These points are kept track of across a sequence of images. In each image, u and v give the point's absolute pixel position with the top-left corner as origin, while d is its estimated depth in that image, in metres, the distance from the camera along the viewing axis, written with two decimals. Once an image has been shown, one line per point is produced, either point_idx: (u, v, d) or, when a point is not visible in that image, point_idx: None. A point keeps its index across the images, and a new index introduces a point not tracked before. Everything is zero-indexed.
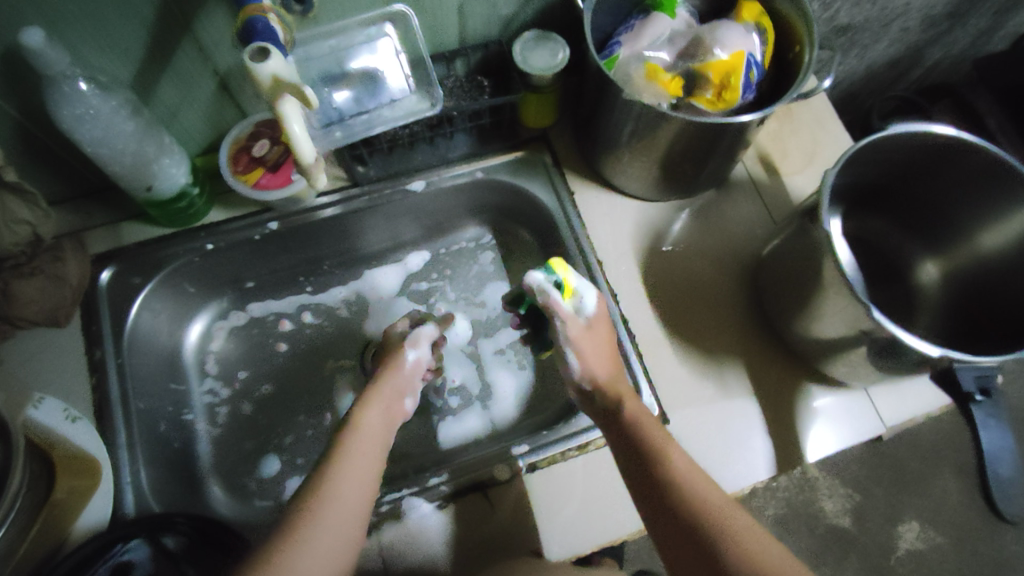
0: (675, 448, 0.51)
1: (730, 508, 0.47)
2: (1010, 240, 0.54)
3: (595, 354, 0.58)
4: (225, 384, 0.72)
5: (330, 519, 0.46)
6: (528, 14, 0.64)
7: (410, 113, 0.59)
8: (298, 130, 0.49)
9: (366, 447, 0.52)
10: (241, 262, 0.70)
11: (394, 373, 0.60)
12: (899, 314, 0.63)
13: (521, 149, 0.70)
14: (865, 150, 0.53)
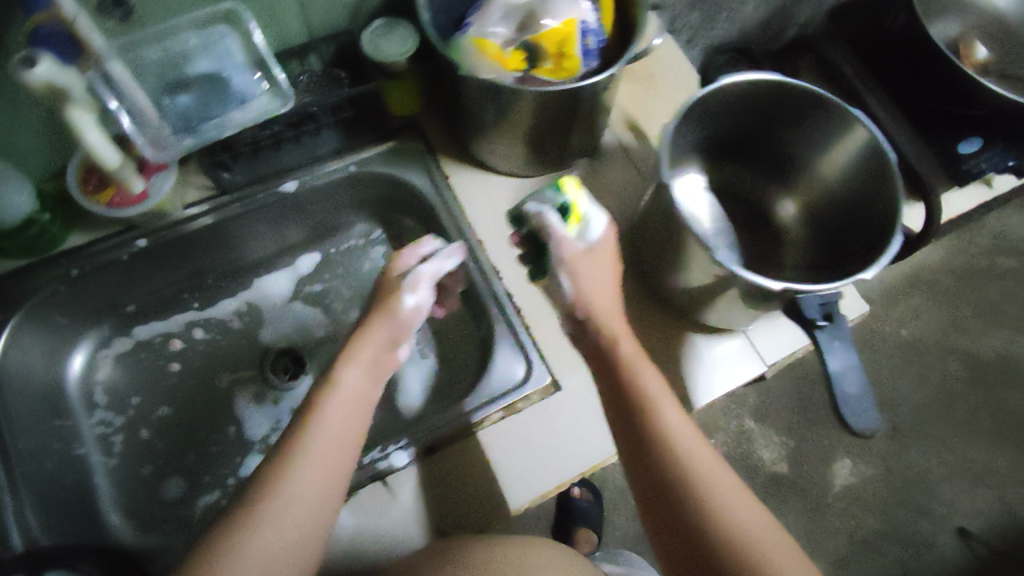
0: (662, 400, 0.52)
1: (706, 461, 0.51)
2: (848, 165, 0.58)
3: (593, 286, 0.57)
4: (118, 413, 0.70)
5: (293, 499, 0.47)
6: (373, 2, 0.64)
7: (262, 113, 0.59)
8: (93, 137, 0.53)
9: (339, 413, 0.51)
10: (114, 286, 0.68)
11: (385, 320, 0.57)
12: (770, 255, 0.66)
13: (391, 140, 0.71)
14: (700, 101, 0.56)
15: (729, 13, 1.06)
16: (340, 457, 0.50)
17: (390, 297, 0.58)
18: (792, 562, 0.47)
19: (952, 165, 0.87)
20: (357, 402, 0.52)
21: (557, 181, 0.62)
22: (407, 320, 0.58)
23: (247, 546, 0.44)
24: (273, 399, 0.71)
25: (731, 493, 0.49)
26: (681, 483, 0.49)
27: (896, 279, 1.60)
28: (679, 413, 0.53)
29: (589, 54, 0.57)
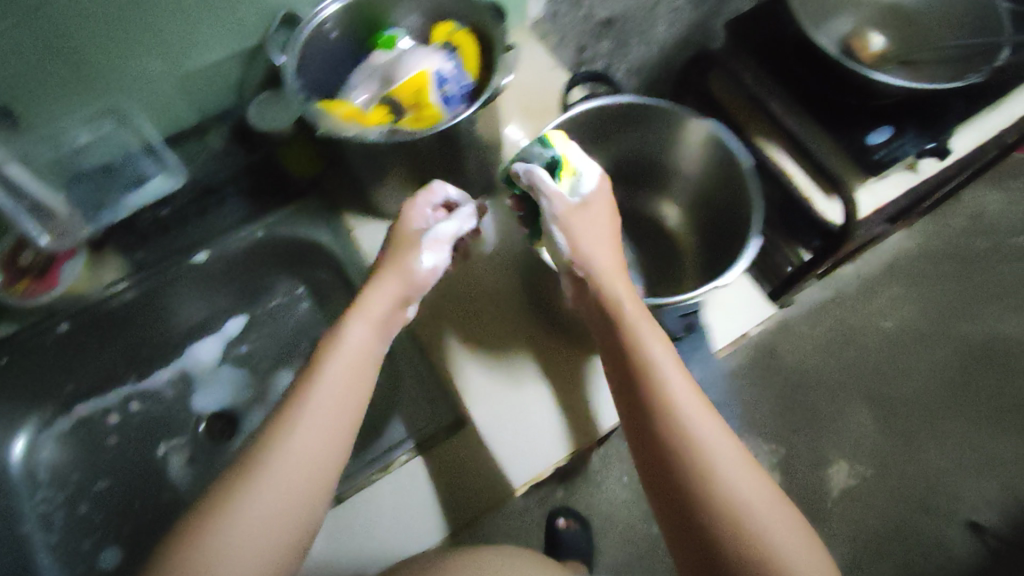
0: (664, 357, 0.53)
1: (709, 423, 0.51)
2: (697, 162, 0.65)
3: (591, 241, 0.59)
4: (58, 489, 0.71)
5: (294, 458, 0.48)
6: (256, 78, 0.70)
7: (159, 192, 0.68)
8: None
9: (346, 374, 0.53)
10: (49, 369, 0.71)
11: (396, 272, 0.58)
12: (673, 263, 0.71)
13: (295, 202, 0.75)
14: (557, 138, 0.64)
15: (640, 36, 1.10)
16: (346, 416, 0.52)
17: (404, 251, 0.59)
18: (781, 526, 0.49)
19: (863, 158, 0.88)
20: (363, 363, 0.54)
21: (542, 135, 0.62)
22: (421, 275, 0.59)
23: (239, 506, 0.46)
24: (206, 461, 0.73)
25: (732, 455, 0.50)
26: (682, 445, 0.50)
27: (872, 270, 1.58)
28: (683, 375, 0.53)
29: (448, 100, 0.61)
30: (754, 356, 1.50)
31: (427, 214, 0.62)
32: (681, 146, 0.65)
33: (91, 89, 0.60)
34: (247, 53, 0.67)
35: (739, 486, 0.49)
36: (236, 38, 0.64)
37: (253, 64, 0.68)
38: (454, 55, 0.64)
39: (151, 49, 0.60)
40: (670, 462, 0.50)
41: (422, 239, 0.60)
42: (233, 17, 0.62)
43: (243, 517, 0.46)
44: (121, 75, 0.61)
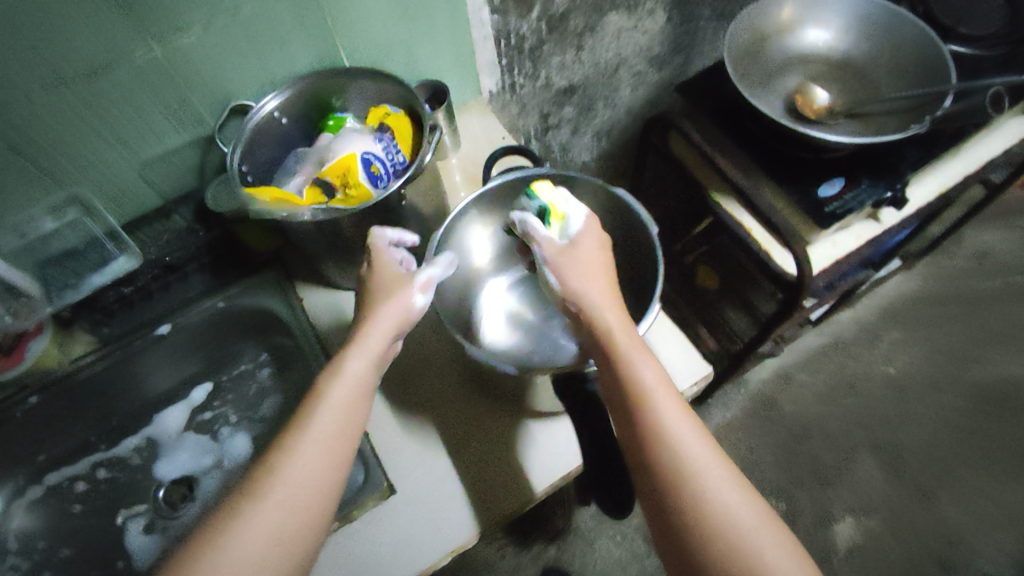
0: (655, 383, 0.53)
1: (702, 449, 0.50)
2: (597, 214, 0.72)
3: (581, 275, 0.60)
4: (24, 558, 0.73)
5: (282, 499, 0.48)
6: (214, 162, 0.75)
7: (118, 273, 0.74)
8: None
9: (341, 408, 0.53)
10: (21, 441, 0.74)
11: (392, 305, 0.58)
12: None
13: (254, 274, 0.79)
14: (471, 209, 0.71)
15: (605, 98, 1.14)
16: (339, 451, 0.51)
17: (397, 288, 0.59)
18: (784, 555, 0.47)
19: (817, 209, 0.87)
20: (355, 400, 0.53)
21: (529, 188, 0.67)
22: (415, 311, 0.59)
23: (224, 549, 0.45)
24: (161, 528, 0.75)
25: (727, 481, 0.49)
26: (674, 474, 0.49)
27: (871, 315, 1.54)
28: (674, 401, 0.53)
29: (377, 179, 0.66)
30: (753, 408, 1.45)
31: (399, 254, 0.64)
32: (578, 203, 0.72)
33: (54, 182, 0.67)
34: (203, 141, 0.72)
35: (736, 515, 0.48)
36: (191, 129, 0.70)
37: (210, 150, 0.74)
38: (386, 136, 0.68)
39: (110, 143, 0.66)
40: (662, 492, 0.49)
41: (414, 282, 0.60)
42: (186, 111, 0.68)
43: (230, 558, 0.45)
44: (84, 168, 0.67)
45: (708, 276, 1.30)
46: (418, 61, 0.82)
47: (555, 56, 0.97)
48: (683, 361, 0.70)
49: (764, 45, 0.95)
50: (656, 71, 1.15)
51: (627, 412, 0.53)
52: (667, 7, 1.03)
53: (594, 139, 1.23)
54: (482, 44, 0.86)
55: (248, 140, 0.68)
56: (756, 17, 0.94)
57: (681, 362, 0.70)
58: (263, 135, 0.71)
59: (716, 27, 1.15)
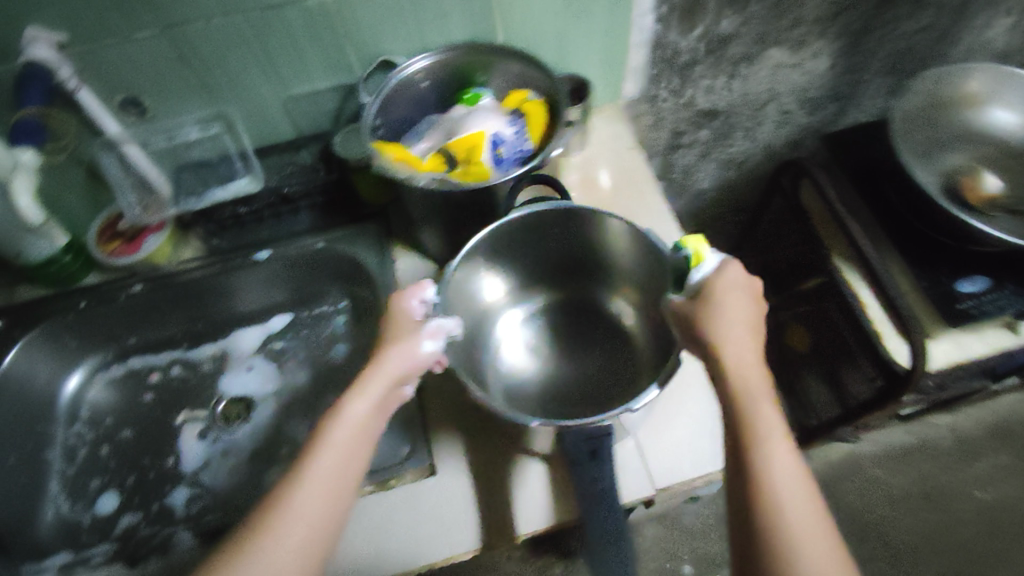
0: (773, 442, 0.48)
1: (810, 526, 0.45)
2: (629, 246, 0.67)
3: (727, 319, 0.53)
4: (90, 428, 0.78)
5: (280, 533, 0.48)
6: (351, 110, 0.77)
7: (240, 193, 0.78)
8: (25, 200, 0.65)
9: (339, 450, 0.52)
10: (116, 321, 0.80)
11: (399, 351, 0.56)
12: (619, 345, 0.73)
13: (355, 223, 0.79)
14: (501, 235, 0.66)
15: (744, 131, 1.08)
16: (334, 494, 0.50)
17: (405, 335, 0.57)
18: None
19: (946, 303, 0.80)
20: (354, 437, 0.52)
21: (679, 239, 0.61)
22: (422, 358, 0.56)
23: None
24: (212, 438, 0.78)
25: (831, 562, 0.44)
26: (774, 534, 0.45)
27: (975, 429, 1.38)
28: (793, 465, 0.48)
29: (501, 162, 0.65)
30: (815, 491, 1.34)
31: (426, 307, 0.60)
32: (604, 233, 0.68)
33: (204, 99, 0.71)
34: (345, 88, 0.74)
35: None
36: (337, 75, 0.72)
37: (350, 97, 0.75)
38: (519, 121, 0.67)
39: (263, 73, 0.69)
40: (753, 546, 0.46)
41: (421, 328, 0.57)
42: (338, 58, 0.70)
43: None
44: (235, 91, 0.70)
45: (799, 339, 1.21)
46: (568, 54, 0.80)
47: (705, 79, 0.93)
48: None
49: (936, 115, 0.87)
50: (805, 115, 1.08)
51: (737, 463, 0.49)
52: (834, 53, 0.96)
53: (720, 170, 1.17)
54: (636, 51, 0.83)
55: (388, 96, 0.69)
56: (937, 83, 0.85)
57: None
58: (403, 95, 0.72)
59: (884, 84, 1.06)
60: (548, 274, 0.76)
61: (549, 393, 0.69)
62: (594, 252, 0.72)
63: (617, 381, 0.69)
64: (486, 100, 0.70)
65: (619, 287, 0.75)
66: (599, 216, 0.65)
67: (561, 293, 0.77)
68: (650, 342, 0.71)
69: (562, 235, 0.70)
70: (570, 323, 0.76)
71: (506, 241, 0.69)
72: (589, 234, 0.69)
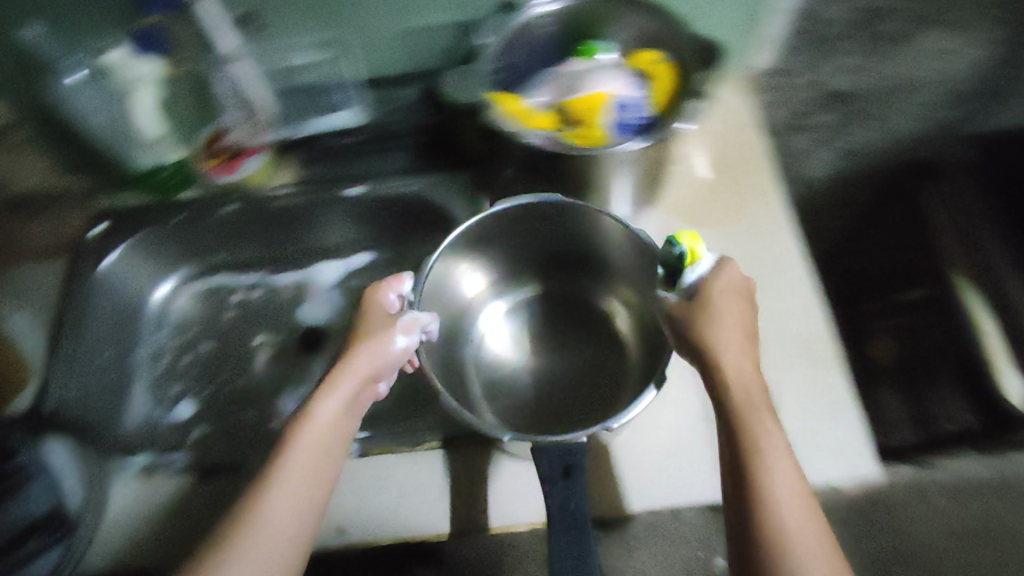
0: (775, 458, 0.46)
1: (819, 549, 0.43)
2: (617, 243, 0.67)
3: (727, 327, 0.53)
4: (174, 336, 0.82)
5: (258, 549, 0.47)
6: (463, 50, 0.73)
7: (345, 125, 0.76)
8: (143, 110, 0.70)
9: (310, 451, 0.51)
10: (208, 237, 0.81)
11: (371, 349, 0.55)
12: (602, 345, 0.73)
13: (450, 168, 0.75)
14: (487, 226, 0.66)
15: None
16: (305, 493, 0.50)
17: (377, 331, 0.56)
18: None
19: None
20: (329, 437, 0.52)
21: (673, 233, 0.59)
22: (394, 355, 0.56)
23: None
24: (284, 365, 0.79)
25: None
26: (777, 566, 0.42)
27: None
28: (796, 482, 0.46)
29: (623, 127, 0.60)
30: None
31: (402, 302, 0.61)
32: (591, 229, 0.67)
33: (318, 21, 0.69)
34: (461, 26, 0.70)
35: None
36: (456, 11, 0.68)
37: (464, 36, 0.71)
38: (643, 86, 0.62)
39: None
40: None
41: (393, 323, 0.57)
42: None
43: None
44: (350, 16, 0.68)
45: None
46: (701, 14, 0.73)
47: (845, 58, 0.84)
48: (845, 448, 0.62)
49: None
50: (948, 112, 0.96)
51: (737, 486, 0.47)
52: (995, 43, 0.84)
53: None
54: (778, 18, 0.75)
55: (509, 39, 0.65)
56: None
57: (845, 448, 0.62)
58: (524, 43, 0.67)
59: None
60: (532, 267, 0.76)
61: (530, 389, 0.70)
62: (582, 248, 0.71)
63: (597, 384, 0.69)
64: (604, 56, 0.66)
65: (611, 285, 0.74)
66: (585, 211, 0.64)
67: (547, 287, 0.77)
68: (636, 347, 0.71)
69: (546, 228, 0.69)
70: (555, 318, 0.76)
71: (492, 232, 0.69)
72: (579, 230, 0.69)
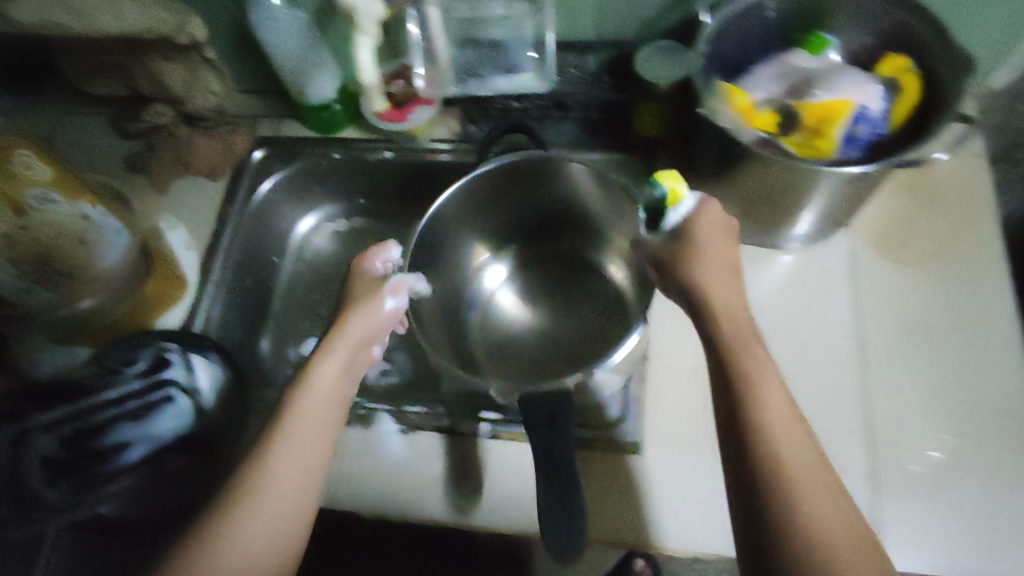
0: (776, 413, 0.44)
1: (826, 505, 0.42)
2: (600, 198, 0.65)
3: (718, 276, 0.52)
4: (310, 270, 0.82)
5: (263, 504, 0.46)
6: (669, 21, 0.65)
7: (520, 88, 0.67)
8: (362, 55, 0.65)
9: (314, 411, 0.50)
10: (360, 179, 0.80)
11: (367, 313, 0.54)
12: (595, 305, 0.71)
13: (620, 152, 0.71)
14: (468, 196, 0.66)
15: None
16: (308, 455, 0.48)
17: (370, 295, 0.55)
18: None
19: None
20: (326, 403, 0.50)
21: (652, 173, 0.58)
22: (386, 317, 0.55)
23: (207, 566, 0.43)
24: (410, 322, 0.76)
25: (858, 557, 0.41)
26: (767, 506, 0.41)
27: None
28: (803, 439, 0.44)
29: (852, 142, 0.52)
30: None
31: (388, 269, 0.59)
32: (577, 187, 0.66)
33: None
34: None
35: None
36: None
37: (677, 7, 0.63)
38: (884, 98, 0.55)
39: None
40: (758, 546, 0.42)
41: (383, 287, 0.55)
42: None
43: (235, 539, 0.45)
44: None
45: None
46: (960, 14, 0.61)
47: None
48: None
49: None
50: None
51: (738, 446, 0.44)
52: None
53: None
54: None
55: (729, 19, 0.57)
56: None
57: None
58: (743, 24, 0.59)
59: None
60: (533, 230, 0.75)
61: (523, 342, 0.71)
62: (577, 207, 0.70)
63: (584, 341, 0.69)
64: (833, 54, 0.61)
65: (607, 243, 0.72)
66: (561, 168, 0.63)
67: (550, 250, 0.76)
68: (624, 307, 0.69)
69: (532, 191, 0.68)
70: (558, 284, 0.75)
71: (477, 200, 0.68)
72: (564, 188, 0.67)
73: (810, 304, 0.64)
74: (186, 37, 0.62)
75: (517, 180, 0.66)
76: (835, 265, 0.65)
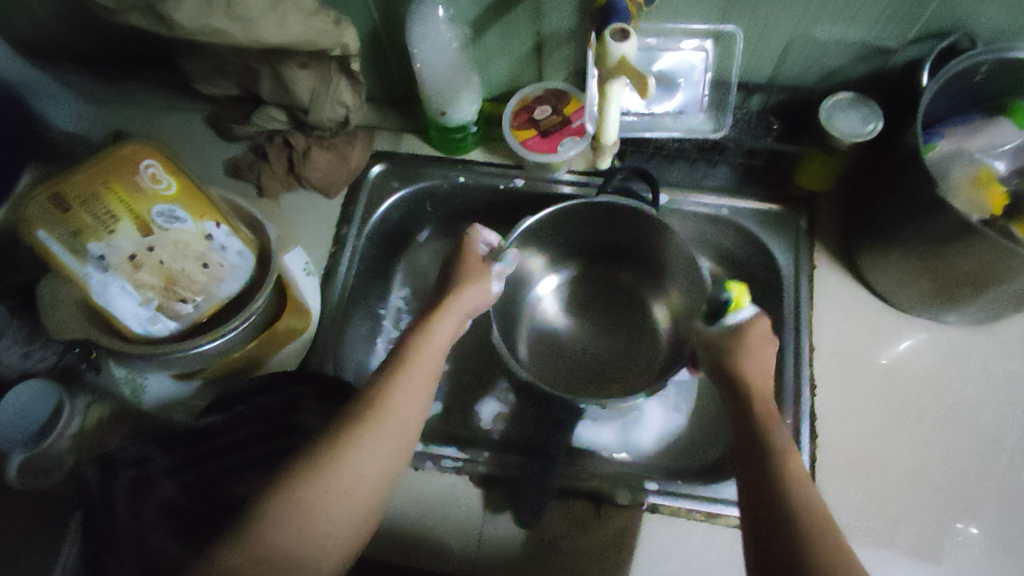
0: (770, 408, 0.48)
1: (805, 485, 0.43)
2: (680, 252, 0.64)
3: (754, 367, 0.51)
4: (416, 297, 0.75)
5: (381, 436, 0.46)
6: (856, 72, 0.61)
7: (690, 131, 0.61)
8: (612, 109, 0.55)
9: (428, 362, 0.52)
10: (481, 203, 0.74)
11: (475, 289, 0.58)
12: (637, 354, 0.69)
13: (778, 204, 0.65)
14: (551, 216, 0.65)
15: None
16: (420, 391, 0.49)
17: (479, 273, 0.59)
18: None
19: None
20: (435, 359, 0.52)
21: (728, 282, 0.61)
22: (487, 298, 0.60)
23: (329, 484, 0.43)
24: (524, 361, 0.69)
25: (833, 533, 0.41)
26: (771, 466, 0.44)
27: None
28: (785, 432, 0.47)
29: None
30: None
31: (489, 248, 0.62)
32: (657, 237, 0.64)
33: (715, 11, 0.57)
34: (871, 50, 0.58)
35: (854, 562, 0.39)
36: (878, 33, 0.56)
37: (870, 59, 0.59)
38: None
39: (802, 6, 0.55)
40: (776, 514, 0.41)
41: (488, 270, 0.60)
42: (901, 17, 0.54)
43: (355, 466, 0.44)
44: (754, 13, 0.56)
45: None
46: None
47: None
48: None
49: None
50: None
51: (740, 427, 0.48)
52: None
53: None
54: None
55: (945, 81, 0.53)
56: None
57: None
58: (956, 88, 0.55)
59: None
60: (594, 258, 0.72)
61: (565, 357, 0.69)
62: (648, 253, 0.68)
63: (625, 377, 0.68)
64: None
65: (666, 293, 0.70)
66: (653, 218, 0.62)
67: (603, 278, 0.73)
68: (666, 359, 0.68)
69: (614, 226, 0.66)
70: (602, 314, 0.72)
71: (557, 221, 0.66)
72: (653, 236, 0.65)
73: (989, 396, 0.58)
74: (339, 49, 0.59)
75: (605, 215, 0.65)
76: (1013, 354, 0.59)
